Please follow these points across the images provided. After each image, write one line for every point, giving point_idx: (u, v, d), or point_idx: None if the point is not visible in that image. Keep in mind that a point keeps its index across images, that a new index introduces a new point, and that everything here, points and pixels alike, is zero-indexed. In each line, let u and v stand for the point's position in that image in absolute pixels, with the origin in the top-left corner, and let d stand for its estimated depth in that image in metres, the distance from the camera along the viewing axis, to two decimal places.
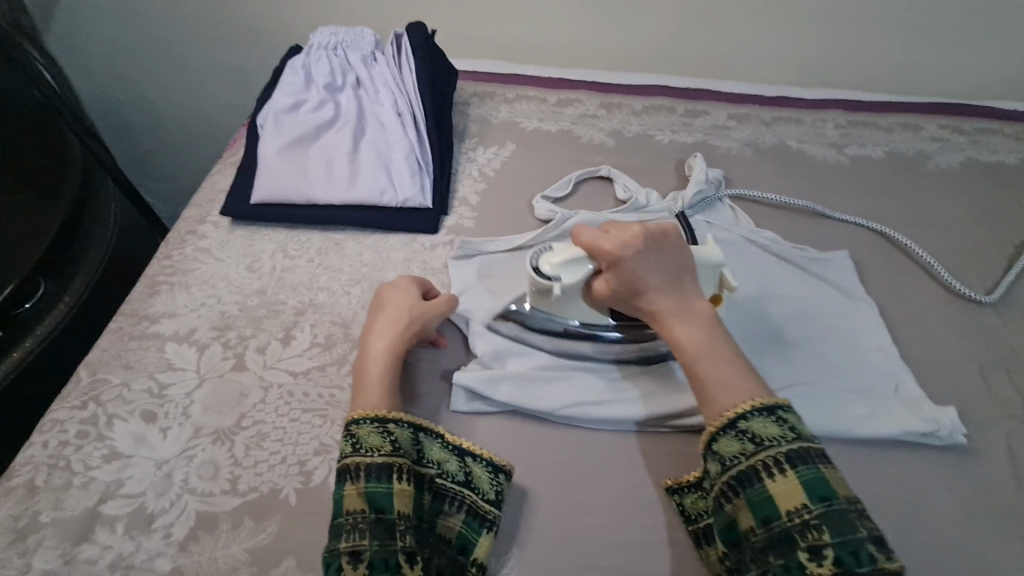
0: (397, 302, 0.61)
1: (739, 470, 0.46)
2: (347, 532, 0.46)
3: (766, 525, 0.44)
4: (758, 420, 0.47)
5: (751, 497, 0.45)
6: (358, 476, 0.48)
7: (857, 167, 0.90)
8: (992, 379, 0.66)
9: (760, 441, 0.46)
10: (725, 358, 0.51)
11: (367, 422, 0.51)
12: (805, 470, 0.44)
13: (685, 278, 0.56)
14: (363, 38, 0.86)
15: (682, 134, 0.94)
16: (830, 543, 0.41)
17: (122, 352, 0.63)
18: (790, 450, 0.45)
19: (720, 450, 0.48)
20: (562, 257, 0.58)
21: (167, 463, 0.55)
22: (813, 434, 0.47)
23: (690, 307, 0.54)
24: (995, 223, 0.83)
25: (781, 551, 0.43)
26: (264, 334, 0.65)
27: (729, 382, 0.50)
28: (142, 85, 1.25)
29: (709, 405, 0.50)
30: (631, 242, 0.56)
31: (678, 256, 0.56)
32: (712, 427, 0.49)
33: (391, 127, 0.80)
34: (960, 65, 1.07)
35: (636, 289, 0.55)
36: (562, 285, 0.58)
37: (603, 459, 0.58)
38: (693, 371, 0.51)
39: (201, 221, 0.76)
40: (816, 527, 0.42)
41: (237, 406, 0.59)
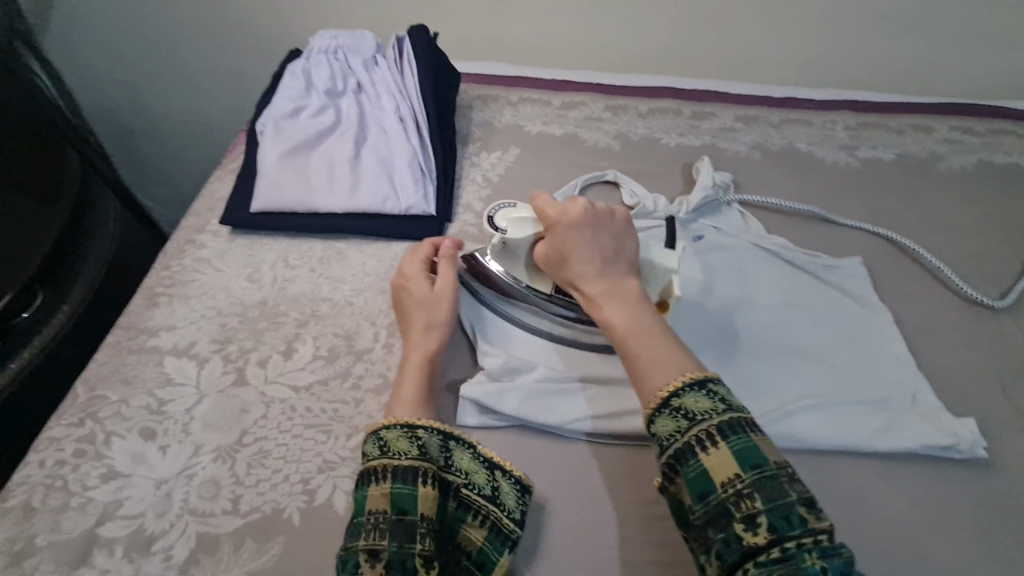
0: (420, 304, 0.62)
1: (675, 448, 0.45)
2: (367, 531, 0.45)
3: (702, 501, 0.43)
4: (689, 395, 0.46)
5: (687, 475, 0.44)
6: (383, 476, 0.47)
7: (868, 170, 0.88)
8: (1010, 389, 0.64)
9: (692, 416, 0.45)
10: (653, 335, 0.51)
11: (398, 426, 0.50)
12: (736, 440, 0.44)
13: (620, 259, 0.56)
14: (364, 42, 0.84)
15: (689, 137, 0.92)
16: (762, 510, 0.41)
17: (120, 367, 0.61)
18: (720, 421, 0.45)
19: (656, 431, 0.46)
20: (519, 213, 0.62)
21: (167, 483, 0.54)
22: (743, 405, 0.47)
23: (624, 287, 0.54)
24: (1011, 227, 0.82)
25: (718, 524, 0.42)
26: (266, 347, 0.64)
27: (653, 358, 0.49)
28: (139, 89, 1.23)
29: (640, 385, 0.49)
30: (571, 217, 0.57)
31: (616, 238, 0.57)
32: (649, 410, 0.47)
33: (393, 133, 0.78)
34: (971, 64, 1.06)
35: (571, 265, 0.56)
36: (505, 236, 0.62)
37: (614, 475, 0.57)
38: (622, 349, 0.51)
39: (201, 230, 0.75)
40: (749, 496, 0.42)
41: (238, 422, 0.58)
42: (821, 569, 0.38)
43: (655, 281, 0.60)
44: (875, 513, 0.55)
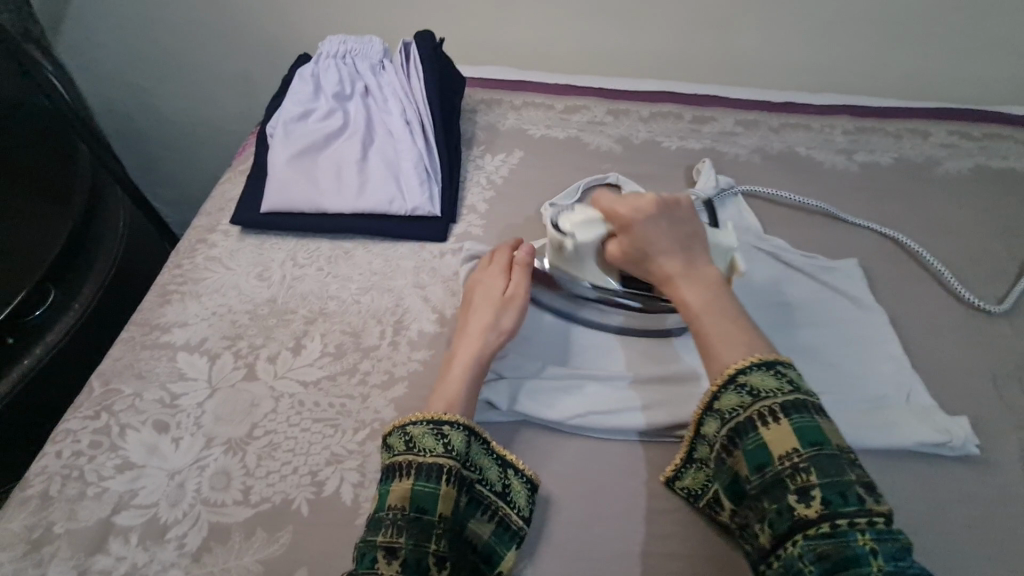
0: (485, 303, 0.62)
1: (736, 422, 0.49)
2: (385, 527, 0.47)
3: (759, 472, 0.47)
4: (755, 374, 0.50)
5: (745, 447, 0.48)
6: (408, 472, 0.49)
7: (866, 174, 0.90)
8: (1003, 388, 0.65)
9: (756, 394, 0.49)
10: (727, 316, 0.54)
11: (422, 423, 0.52)
12: (797, 419, 0.47)
13: (697, 244, 0.59)
14: (371, 47, 0.86)
15: (690, 140, 0.94)
16: (817, 484, 0.44)
17: (134, 362, 0.63)
18: (784, 401, 0.48)
19: (720, 404, 0.50)
20: (584, 217, 0.61)
21: (180, 474, 0.55)
22: (810, 389, 0.49)
23: (697, 269, 0.57)
24: (1006, 230, 0.83)
25: (774, 495, 0.46)
26: (275, 343, 0.65)
27: (727, 337, 0.53)
28: (149, 92, 1.25)
29: (710, 360, 0.52)
30: (648, 204, 0.59)
31: (693, 223, 0.60)
32: (716, 386, 0.51)
33: (400, 136, 0.80)
34: (968, 70, 1.07)
35: (643, 248, 0.58)
36: (575, 241, 0.61)
37: (614, 469, 0.58)
38: (696, 327, 0.55)
39: (211, 230, 0.77)
40: (805, 470, 0.45)
41: (249, 415, 0.59)
42: (872, 549, 0.42)
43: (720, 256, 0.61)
44: None
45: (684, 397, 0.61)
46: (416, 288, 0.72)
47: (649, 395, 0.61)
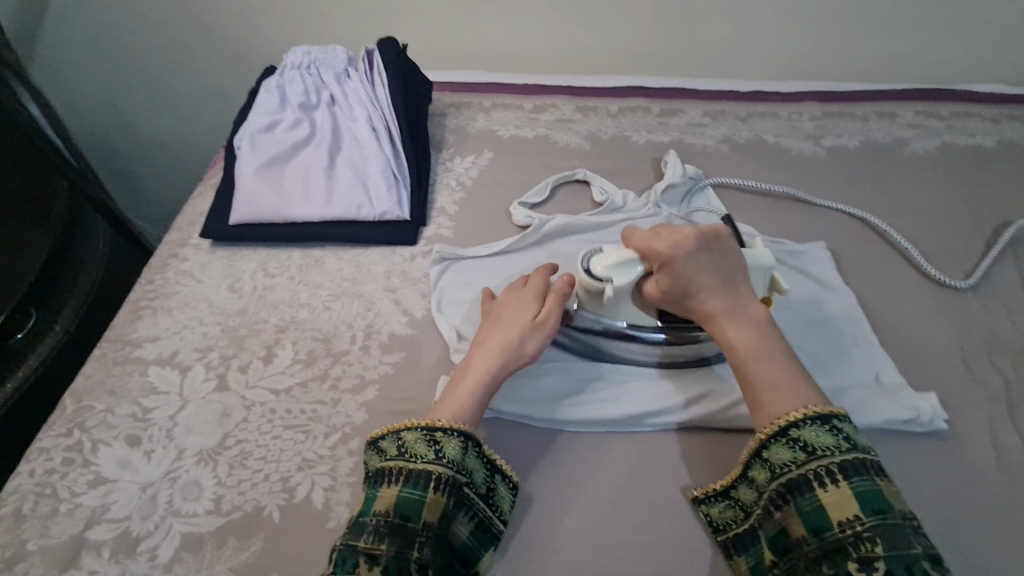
0: (515, 321, 0.61)
1: (789, 478, 0.50)
2: (368, 532, 0.48)
3: (817, 535, 0.47)
4: (810, 428, 0.50)
5: (801, 506, 0.48)
6: (397, 479, 0.50)
7: (833, 157, 0.90)
8: (972, 363, 0.66)
9: (812, 450, 0.49)
10: (775, 362, 0.55)
11: (416, 428, 0.53)
12: (858, 482, 0.47)
13: (737, 284, 0.58)
14: (335, 56, 0.87)
15: (658, 134, 0.94)
16: (881, 555, 0.44)
17: (106, 378, 0.64)
18: (842, 460, 0.48)
19: (770, 457, 0.51)
20: (617, 257, 0.60)
21: (152, 486, 0.56)
22: (867, 446, 0.50)
23: (743, 311, 0.57)
24: (973, 206, 0.83)
25: (832, 560, 0.46)
26: (246, 353, 0.66)
27: (775, 387, 0.53)
28: (126, 113, 1.26)
29: (761, 410, 0.53)
30: (686, 244, 0.58)
31: (731, 258, 0.59)
32: (764, 436, 0.52)
33: (366, 142, 0.81)
34: (933, 51, 1.08)
35: (688, 288, 0.57)
36: (613, 286, 0.59)
37: (585, 463, 0.58)
38: (743, 374, 0.55)
39: (182, 244, 0.77)
40: (869, 539, 0.45)
41: (220, 425, 0.60)
42: None
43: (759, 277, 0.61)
44: None
45: (652, 386, 0.62)
46: (387, 291, 0.72)
47: (620, 386, 0.63)
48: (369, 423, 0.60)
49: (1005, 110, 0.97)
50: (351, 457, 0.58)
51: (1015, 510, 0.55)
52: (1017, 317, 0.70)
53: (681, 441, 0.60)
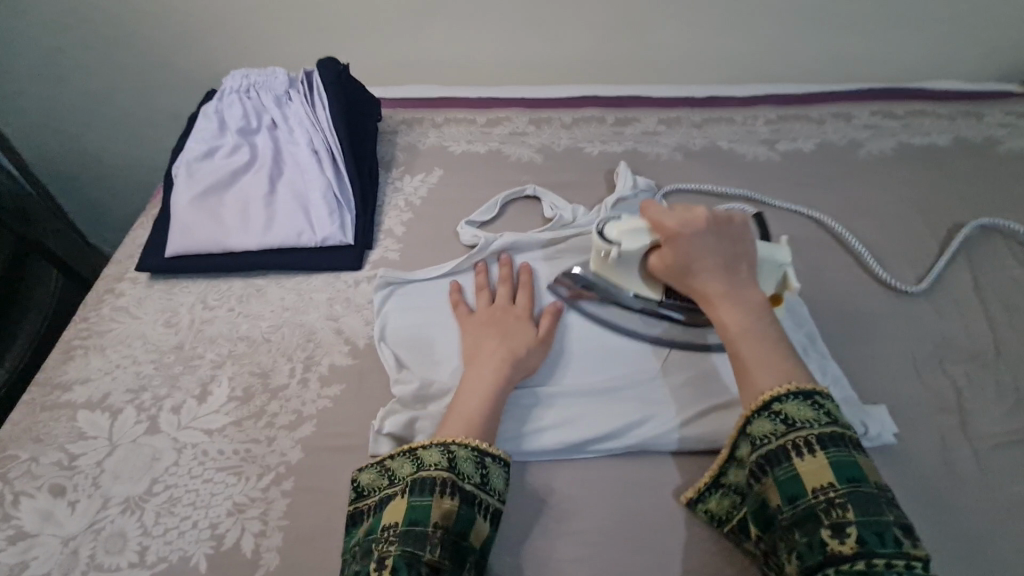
0: (518, 335, 0.62)
1: (767, 450, 0.46)
2: (431, 545, 0.46)
3: (791, 504, 0.44)
4: (791, 402, 0.47)
5: (778, 476, 0.45)
6: (450, 492, 0.48)
7: (788, 162, 0.89)
8: (925, 372, 0.64)
9: (793, 423, 0.46)
10: (766, 341, 0.52)
11: (467, 448, 0.51)
12: (834, 452, 0.44)
13: (743, 265, 0.56)
14: (275, 77, 0.85)
15: (612, 144, 0.93)
16: (853, 521, 0.41)
17: (32, 425, 0.61)
18: (821, 433, 0.45)
19: (752, 431, 0.48)
20: (631, 225, 0.60)
21: (74, 539, 0.53)
22: (848, 423, 0.47)
23: (742, 292, 0.55)
24: (929, 207, 0.82)
25: (805, 529, 0.42)
26: (180, 392, 0.64)
27: (764, 361, 0.50)
28: (78, 139, 1.24)
29: (745, 385, 0.50)
30: (693, 221, 0.57)
31: (741, 243, 0.57)
32: (748, 412, 0.49)
33: (308, 166, 0.79)
34: (888, 50, 1.07)
35: (688, 266, 0.56)
36: (620, 250, 0.59)
37: (529, 493, 0.57)
38: (732, 349, 0.53)
39: (120, 279, 0.75)
40: (841, 506, 0.42)
41: (149, 470, 0.58)
42: None
43: (769, 271, 0.58)
44: None
45: (600, 411, 0.60)
46: (329, 320, 0.70)
47: (567, 411, 0.60)
48: (304, 462, 0.58)
49: (961, 106, 0.96)
50: (284, 498, 0.56)
51: (969, 523, 0.54)
52: (970, 322, 0.69)
53: (627, 465, 0.58)
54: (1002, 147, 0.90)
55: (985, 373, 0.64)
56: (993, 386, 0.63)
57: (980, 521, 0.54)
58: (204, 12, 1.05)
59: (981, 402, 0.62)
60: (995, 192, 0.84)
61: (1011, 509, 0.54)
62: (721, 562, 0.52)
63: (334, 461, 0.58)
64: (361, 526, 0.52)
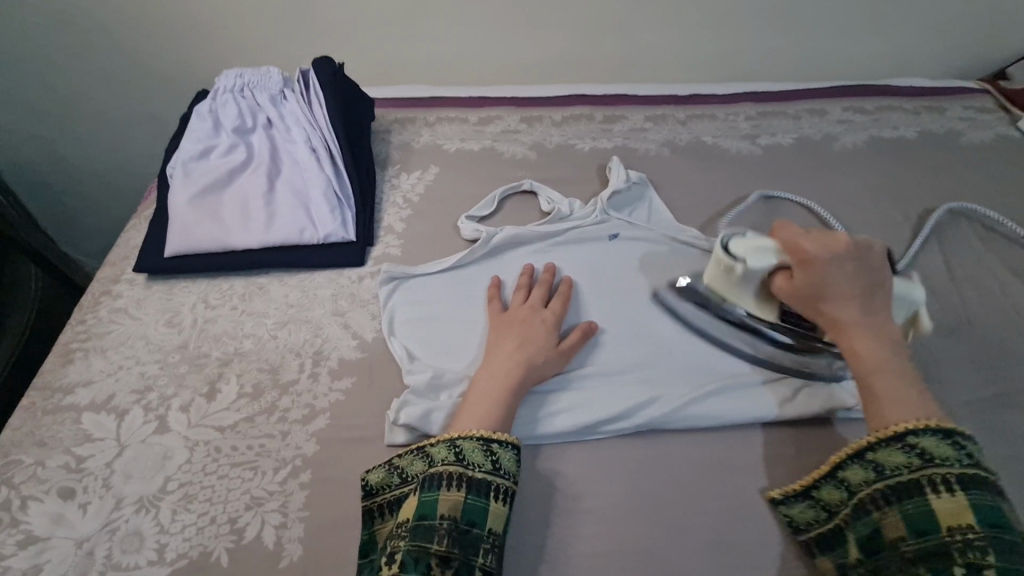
0: (539, 339, 0.63)
1: (900, 481, 0.48)
2: (440, 536, 0.47)
3: (920, 536, 0.45)
4: (930, 439, 0.48)
5: (908, 508, 0.46)
6: (457, 484, 0.50)
7: (769, 155, 0.94)
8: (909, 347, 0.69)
9: (930, 459, 0.47)
10: (902, 376, 0.52)
11: (474, 437, 0.52)
12: (974, 495, 0.45)
13: (878, 293, 0.56)
14: (269, 77, 0.85)
15: (602, 140, 0.96)
16: (991, 565, 0.41)
17: (35, 429, 0.60)
18: (962, 474, 0.46)
19: (881, 460, 0.49)
20: (757, 244, 0.61)
21: (89, 541, 0.53)
22: (987, 470, 0.47)
23: (879, 323, 0.55)
24: (901, 195, 0.88)
25: (932, 562, 0.43)
26: (187, 391, 0.63)
27: (900, 398, 0.51)
28: (53, 143, 1.20)
29: (874, 416, 0.51)
30: (836, 253, 0.56)
31: (880, 273, 0.57)
32: (874, 438, 0.50)
33: (307, 165, 0.79)
34: (855, 51, 1.14)
35: (821, 297, 0.56)
36: (745, 266, 0.61)
37: (544, 475, 0.58)
38: (862, 379, 0.53)
39: (116, 280, 0.74)
40: (979, 548, 0.42)
41: (161, 469, 0.57)
42: None
43: (901, 308, 0.59)
44: (789, 478, 0.58)
45: (611, 394, 0.63)
46: (335, 316, 0.71)
47: (581, 395, 0.63)
48: (320, 454, 0.59)
49: (924, 102, 1.02)
50: (303, 490, 0.56)
51: None
52: (945, 299, 0.74)
53: (638, 445, 0.61)
54: (963, 139, 0.96)
55: (961, 345, 0.69)
56: (969, 357, 0.68)
57: None
58: (189, 16, 1.04)
59: (959, 373, 0.66)
60: (958, 180, 0.90)
61: (991, 468, 0.59)
62: (730, 530, 0.55)
63: (350, 452, 0.59)
64: (384, 520, 0.53)
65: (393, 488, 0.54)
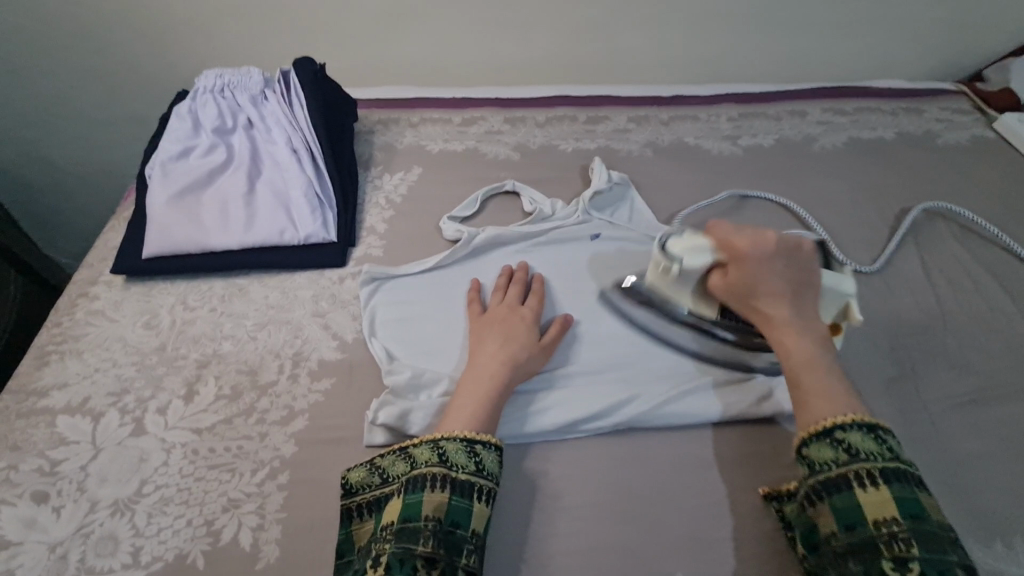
0: (520, 337, 0.63)
1: (827, 476, 0.48)
2: (424, 537, 0.47)
3: (849, 530, 0.46)
4: (855, 433, 0.48)
5: (836, 503, 0.47)
6: (440, 485, 0.50)
7: (750, 156, 0.95)
8: (885, 345, 0.70)
9: (855, 453, 0.48)
10: (829, 374, 0.53)
11: (456, 438, 0.52)
12: (898, 488, 0.46)
13: (807, 293, 0.57)
14: (250, 77, 0.85)
15: (585, 141, 0.96)
16: (915, 556, 0.43)
17: (8, 433, 0.59)
18: (886, 467, 0.47)
19: (810, 456, 0.50)
20: (693, 243, 0.61)
21: (62, 545, 0.52)
22: (907, 460, 0.49)
23: (807, 322, 0.56)
24: (878, 195, 0.89)
25: (863, 556, 0.45)
26: (165, 393, 0.63)
27: (825, 392, 0.51)
28: (32, 144, 1.19)
29: (802, 413, 0.52)
30: (767, 249, 0.57)
31: (809, 270, 0.58)
32: (806, 435, 0.50)
33: (288, 165, 0.79)
34: (835, 53, 1.15)
35: (751, 290, 0.57)
36: (682, 266, 0.61)
37: (523, 474, 0.59)
38: (793, 377, 0.54)
39: (93, 282, 0.74)
40: (903, 540, 0.44)
41: (137, 472, 0.57)
42: None
43: (832, 302, 0.59)
44: (764, 474, 0.59)
45: (595, 393, 0.63)
46: (315, 316, 0.70)
47: (566, 393, 0.63)
48: (298, 455, 0.58)
49: (901, 104, 1.04)
50: (281, 492, 0.56)
51: (927, 478, 0.59)
52: (919, 297, 0.75)
53: (617, 443, 0.61)
54: (939, 140, 0.98)
55: (934, 342, 0.70)
56: (943, 354, 0.69)
57: (931, 472, 0.59)
58: (169, 15, 1.04)
59: (932, 370, 0.67)
60: (934, 180, 0.92)
61: (962, 463, 0.60)
62: (707, 527, 0.55)
63: (329, 453, 0.59)
64: (365, 521, 0.53)
65: (375, 488, 0.54)
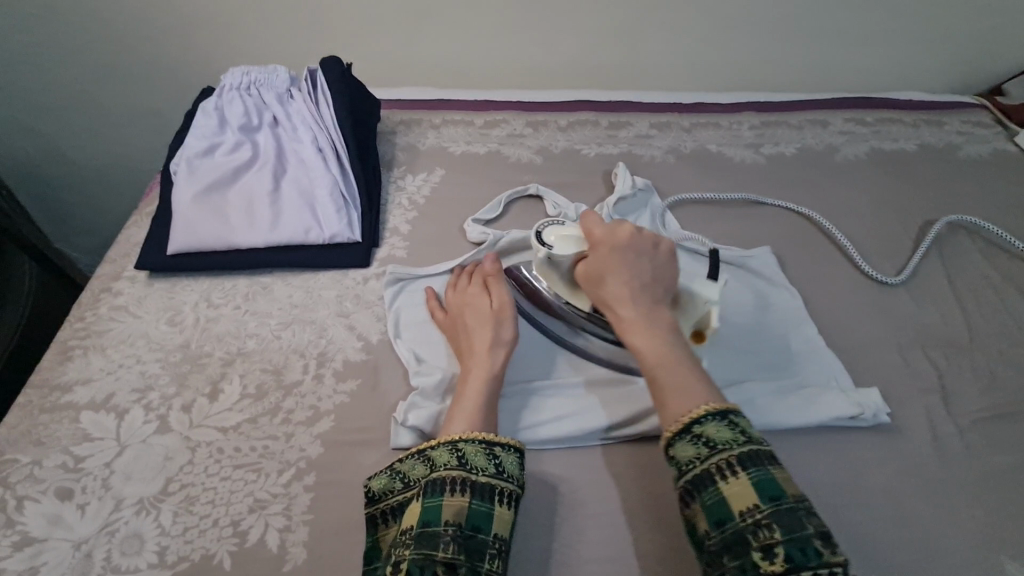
0: (482, 316, 0.63)
1: (693, 475, 0.46)
2: (444, 542, 0.46)
3: (720, 527, 0.44)
4: (711, 424, 0.47)
5: (706, 501, 0.45)
6: (461, 488, 0.49)
7: (773, 164, 0.95)
8: (911, 359, 0.69)
9: (712, 445, 0.46)
10: (681, 364, 0.51)
11: (474, 440, 0.52)
12: (754, 471, 0.45)
13: (663, 287, 0.57)
14: (277, 76, 0.85)
15: (607, 146, 0.96)
16: (779, 540, 0.41)
17: (32, 428, 0.59)
18: (740, 452, 0.46)
19: (676, 455, 0.48)
20: (569, 232, 0.62)
21: (87, 543, 0.52)
22: (761, 437, 0.48)
23: (661, 315, 0.55)
24: (901, 206, 0.89)
25: (734, 552, 0.42)
26: (189, 391, 0.62)
27: (681, 384, 0.50)
28: (51, 137, 1.19)
29: (662, 409, 0.50)
30: (618, 245, 0.57)
31: (660, 266, 0.57)
32: (670, 433, 0.48)
33: (313, 163, 0.79)
34: (856, 63, 1.15)
35: (608, 289, 0.56)
36: (551, 252, 0.62)
37: (549, 480, 0.58)
38: (650, 372, 0.52)
39: (116, 277, 0.73)
40: (767, 526, 0.42)
41: (162, 470, 0.56)
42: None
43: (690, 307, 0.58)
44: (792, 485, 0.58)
45: (606, 398, 0.63)
46: (340, 317, 0.70)
47: (579, 400, 0.63)
48: (325, 456, 0.58)
49: (924, 115, 1.04)
50: (307, 493, 0.55)
51: (955, 493, 0.58)
52: (944, 310, 0.75)
53: (641, 451, 0.60)
54: (962, 152, 0.98)
55: (961, 356, 0.70)
56: (969, 367, 0.69)
57: (960, 487, 0.59)
58: (193, 11, 1.04)
59: (959, 383, 0.67)
60: (956, 193, 0.91)
61: (991, 478, 0.59)
62: None
63: (356, 454, 0.58)
64: (388, 528, 0.52)
65: (395, 494, 0.53)
